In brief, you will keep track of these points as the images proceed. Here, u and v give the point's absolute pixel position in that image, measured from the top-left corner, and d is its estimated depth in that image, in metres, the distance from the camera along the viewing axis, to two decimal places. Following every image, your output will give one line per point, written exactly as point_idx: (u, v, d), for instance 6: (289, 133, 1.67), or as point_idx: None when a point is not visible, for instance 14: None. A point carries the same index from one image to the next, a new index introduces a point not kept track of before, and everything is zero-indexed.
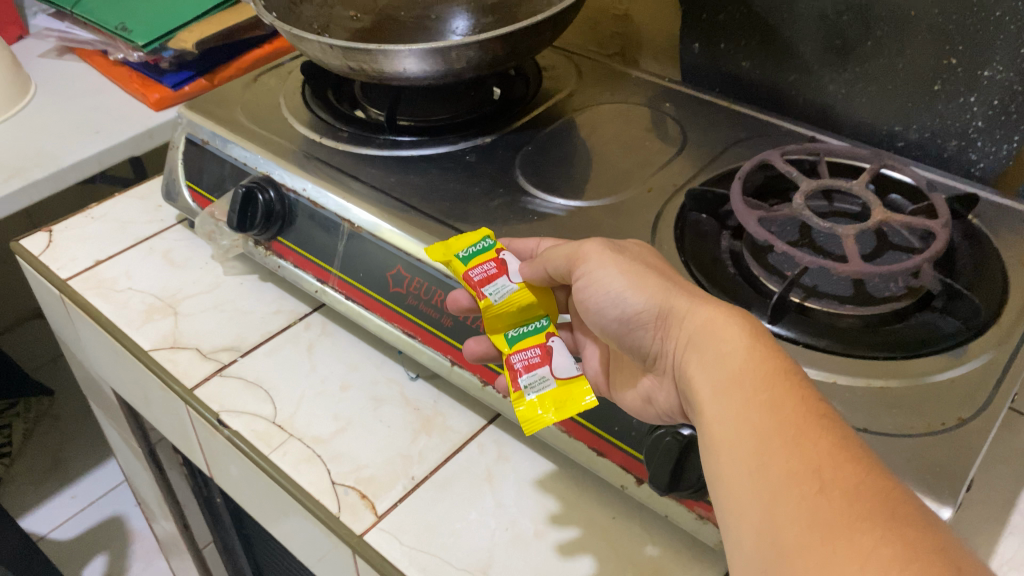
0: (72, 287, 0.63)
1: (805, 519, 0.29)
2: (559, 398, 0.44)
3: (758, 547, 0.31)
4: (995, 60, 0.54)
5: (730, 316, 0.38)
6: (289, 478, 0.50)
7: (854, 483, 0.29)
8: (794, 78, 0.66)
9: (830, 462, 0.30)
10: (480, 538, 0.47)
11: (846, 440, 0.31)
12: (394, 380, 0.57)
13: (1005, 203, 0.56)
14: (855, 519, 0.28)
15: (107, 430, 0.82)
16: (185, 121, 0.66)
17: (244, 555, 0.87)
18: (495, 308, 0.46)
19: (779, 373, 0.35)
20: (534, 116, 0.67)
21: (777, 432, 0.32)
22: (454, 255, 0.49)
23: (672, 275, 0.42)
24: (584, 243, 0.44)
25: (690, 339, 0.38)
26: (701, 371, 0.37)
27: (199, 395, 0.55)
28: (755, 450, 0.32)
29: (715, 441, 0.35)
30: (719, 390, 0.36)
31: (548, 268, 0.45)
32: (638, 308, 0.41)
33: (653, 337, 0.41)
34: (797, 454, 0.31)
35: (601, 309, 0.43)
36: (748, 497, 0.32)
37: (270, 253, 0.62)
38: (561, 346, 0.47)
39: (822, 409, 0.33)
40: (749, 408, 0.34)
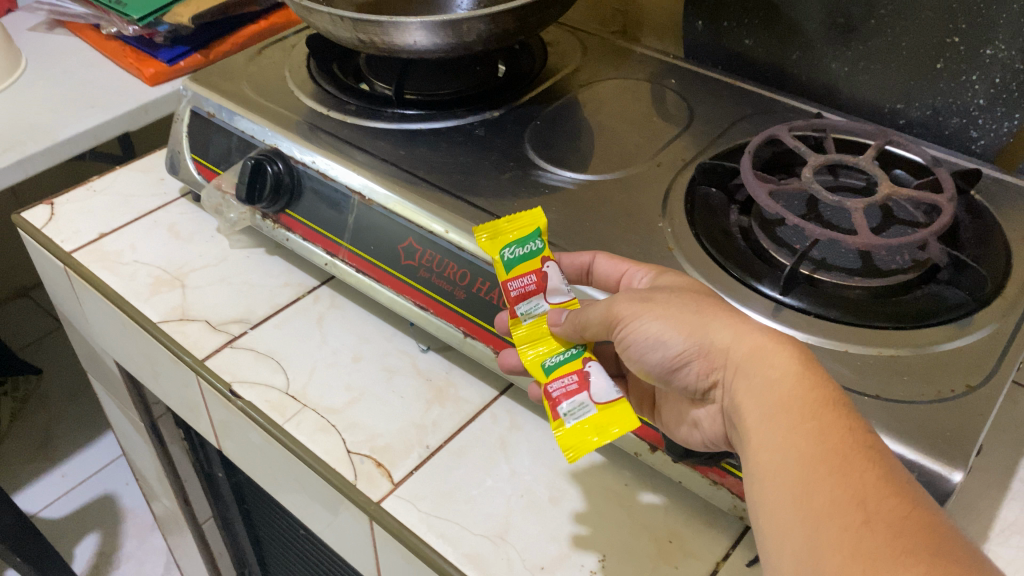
0: (77, 259, 0.63)
1: (847, 548, 0.31)
2: (601, 423, 0.44)
3: (797, 569, 0.32)
4: (998, 39, 0.55)
5: (778, 344, 0.39)
6: (304, 447, 0.50)
7: (899, 516, 0.31)
8: (798, 56, 0.66)
9: (876, 493, 0.32)
10: (497, 504, 0.48)
11: (891, 473, 0.33)
12: (405, 352, 0.57)
13: (1006, 179, 0.57)
14: (897, 551, 0.30)
15: (106, 405, 0.82)
16: (190, 94, 0.66)
17: (244, 530, 0.87)
18: (525, 329, 0.47)
19: (828, 401, 0.36)
20: (540, 91, 0.67)
21: (823, 459, 0.34)
22: (499, 252, 0.46)
23: (708, 303, 0.41)
24: (613, 299, 0.43)
25: (740, 367, 0.39)
26: (746, 395, 0.38)
27: (210, 366, 0.55)
28: (800, 476, 0.34)
29: (758, 462, 0.36)
30: (763, 413, 0.37)
31: (582, 329, 0.44)
32: (680, 349, 0.41)
33: (698, 373, 0.41)
34: (842, 483, 0.33)
35: (643, 356, 0.42)
36: (789, 520, 0.33)
37: (278, 225, 0.62)
38: (599, 369, 0.46)
39: (869, 440, 0.34)
40: (796, 434, 0.35)
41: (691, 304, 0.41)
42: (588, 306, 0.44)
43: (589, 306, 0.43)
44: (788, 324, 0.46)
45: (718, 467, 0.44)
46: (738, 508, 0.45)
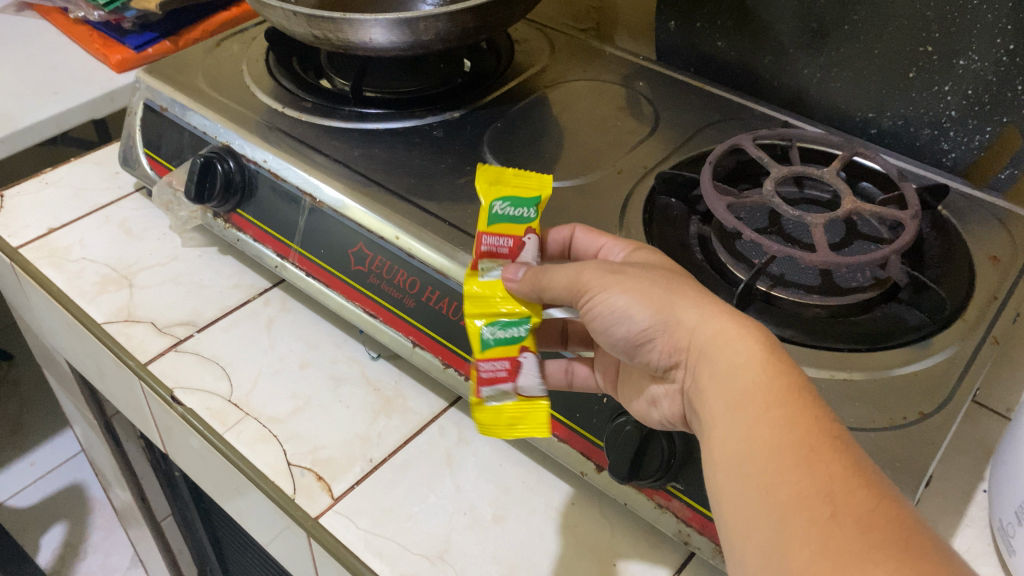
0: (23, 256, 0.61)
1: (815, 544, 0.28)
2: (517, 414, 0.43)
3: (761, 565, 0.30)
4: (971, 50, 0.54)
5: (746, 326, 0.36)
6: (243, 458, 0.49)
7: (868, 509, 0.29)
8: (770, 61, 0.65)
9: (843, 486, 0.29)
10: (438, 522, 0.47)
11: (859, 463, 0.30)
12: (355, 359, 0.56)
13: (974, 194, 0.55)
14: (867, 548, 0.27)
15: (62, 400, 0.80)
16: (144, 86, 0.64)
17: (202, 529, 0.86)
18: (479, 287, 0.42)
19: (791, 385, 0.33)
20: (505, 91, 0.65)
21: (787, 447, 0.31)
22: (489, 200, 0.42)
23: (678, 280, 0.38)
24: (582, 266, 0.39)
25: (705, 349, 0.36)
26: (709, 380, 0.35)
27: (152, 370, 0.54)
28: (763, 466, 0.31)
29: (719, 452, 0.34)
30: (724, 400, 0.34)
31: (542, 294, 0.40)
32: (645, 326, 0.37)
33: (661, 351, 0.38)
34: (808, 474, 0.30)
35: (608, 330, 0.39)
36: (753, 514, 0.31)
37: (229, 225, 0.61)
38: (535, 360, 0.42)
39: (834, 427, 0.32)
40: (759, 423, 0.32)
41: (661, 280, 0.38)
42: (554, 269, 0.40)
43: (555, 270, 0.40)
44: None
45: (663, 490, 0.43)
46: (682, 534, 0.44)
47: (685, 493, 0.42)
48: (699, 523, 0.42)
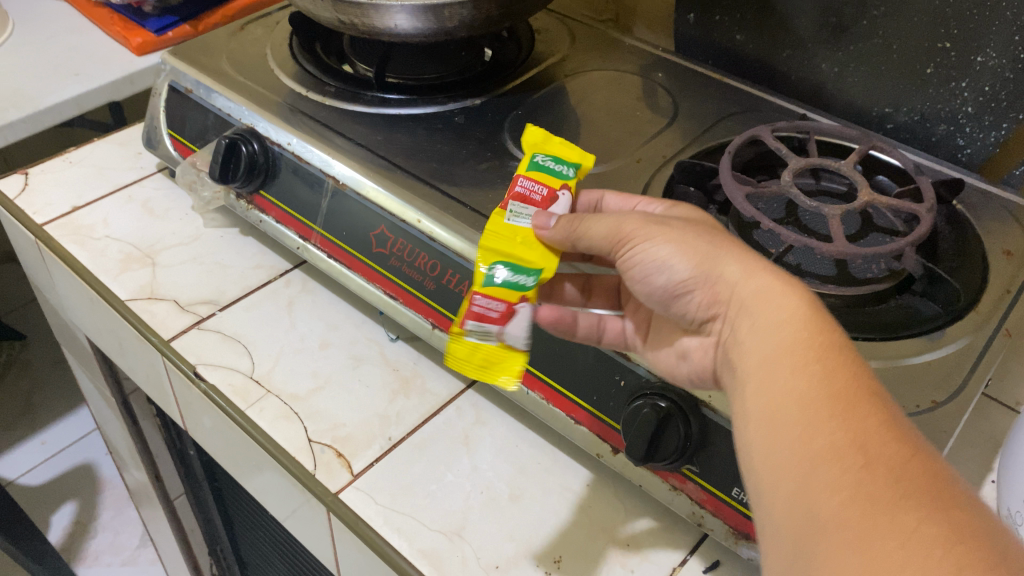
0: (48, 233, 0.62)
1: (845, 492, 0.28)
2: (491, 355, 0.45)
3: (790, 513, 0.30)
4: (989, 46, 0.54)
5: (790, 286, 0.36)
6: (264, 434, 0.50)
7: (902, 460, 0.28)
8: (788, 55, 0.65)
9: (878, 436, 0.29)
10: (455, 500, 0.47)
11: (895, 417, 0.30)
12: (374, 340, 0.57)
13: (988, 190, 0.56)
14: (898, 496, 0.27)
15: (79, 377, 0.82)
16: (168, 68, 0.65)
17: (215, 507, 0.87)
18: (501, 222, 0.45)
19: (831, 342, 0.33)
20: (525, 80, 0.66)
21: (823, 399, 0.31)
22: (531, 154, 0.47)
23: (724, 238, 0.38)
24: (623, 216, 0.40)
25: (747, 303, 0.36)
26: (750, 337, 0.36)
27: (175, 346, 0.55)
28: (797, 418, 0.31)
29: (755, 406, 0.34)
30: (763, 355, 0.34)
31: (577, 241, 0.42)
32: (685, 277, 0.38)
33: (700, 302, 0.39)
34: (841, 425, 0.30)
35: (646, 279, 0.40)
36: (783, 465, 0.31)
37: (252, 207, 0.62)
38: (529, 314, 0.44)
39: (871, 383, 0.32)
40: (796, 375, 0.32)
41: (705, 234, 0.38)
42: (595, 219, 0.41)
43: (596, 219, 0.41)
44: None
45: (679, 472, 0.44)
46: (696, 517, 0.45)
47: (701, 476, 0.43)
48: (713, 505, 0.43)
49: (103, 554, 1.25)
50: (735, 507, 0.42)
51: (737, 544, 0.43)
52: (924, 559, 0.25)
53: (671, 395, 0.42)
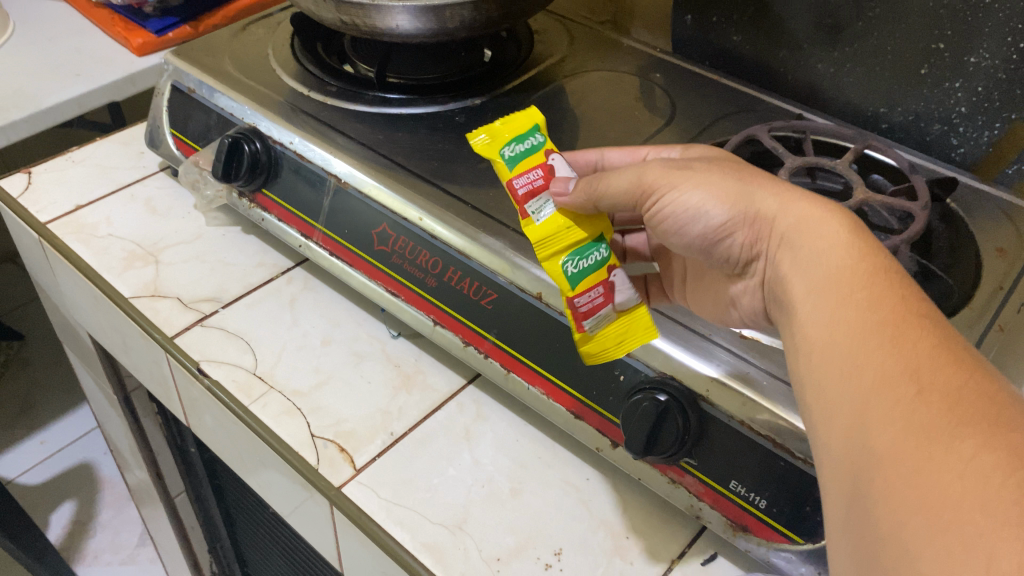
0: (52, 231, 0.63)
1: (900, 423, 0.28)
2: (617, 330, 0.45)
3: (847, 446, 0.30)
4: (982, 47, 0.55)
5: (829, 212, 0.36)
6: (268, 429, 0.50)
7: (957, 385, 0.28)
8: (784, 56, 0.66)
9: (931, 363, 0.29)
10: (457, 493, 0.48)
11: (949, 342, 0.30)
12: (376, 337, 0.58)
13: (981, 189, 0.57)
14: (954, 423, 0.27)
15: (81, 376, 0.82)
16: (171, 68, 0.66)
17: (216, 505, 0.88)
18: (538, 227, 0.45)
19: (879, 272, 0.34)
20: (524, 80, 0.66)
21: (873, 331, 0.31)
22: (499, 153, 0.46)
23: (750, 173, 0.39)
24: (643, 167, 0.41)
25: (788, 236, 0.37)
26: (796, 276, 0.36)
27: (179, 343, 0.55)
28: (849, 351, 0.32)
29: (806, 342, 0.34)
30: (812, 292, 0.35)
31: (598, 202, 0.42)
32: (723, 220, 0.39)
33: (742, 244, 0.40)
34: (893, 355, 0.30)
35: (683, 228, 0.41)
36: (839, 400, 0.31)
37: (254, 205, 0.62)
38: (622, 276, 0.45)
39: (923, 308, 0.32)
40: (845, 309, 0.33)
41: (730, 173, 0.39)
42: (613, 173, 0.42)
43: (615, 173, 0.42)
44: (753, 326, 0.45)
45: (677, 465, 0.45)
46: (694, 509, 0.45)
47: (699, 469, 0.44)
48: (711, 498, 0.44)
49: (102, 553, 1.26)
50: (732, 499, 0.43)
51: (735, 536, 0.44)
52: (983, 488, 0.25)
53: (670, 389, 0.43)
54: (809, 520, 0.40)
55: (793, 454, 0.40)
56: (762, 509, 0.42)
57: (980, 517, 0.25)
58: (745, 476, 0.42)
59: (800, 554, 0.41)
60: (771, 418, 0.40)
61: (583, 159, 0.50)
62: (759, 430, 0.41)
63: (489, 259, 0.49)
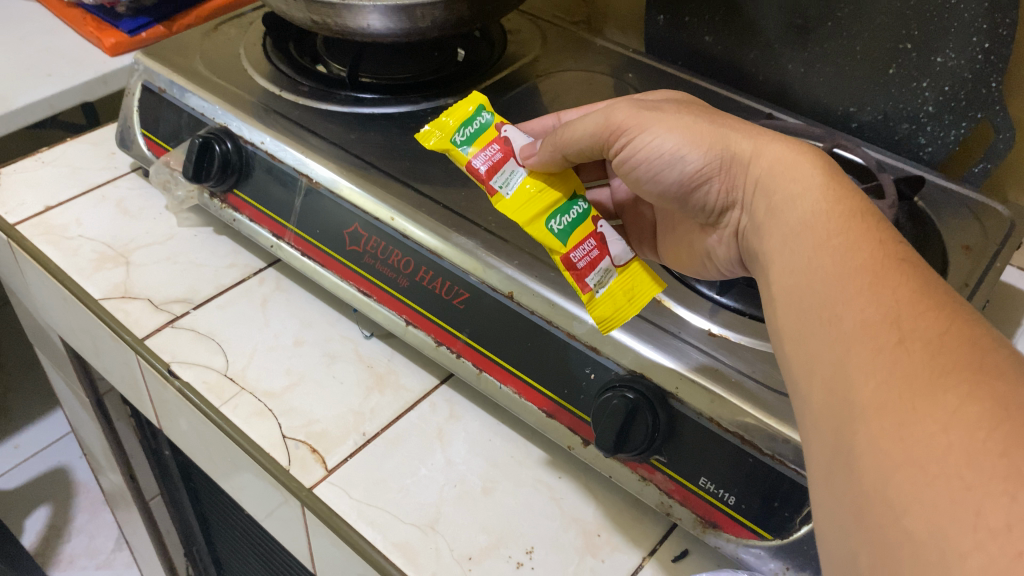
0: (21, 232, 0.62)
1: (880, 374, 0.27)
2: (625, 285, 0.46)
3: (828, 399, 0.30)
4: (948, 47, 0.56)
5: (802, 154, 0.37)
6: (239, 430, 0.50)
7: (937, 333, 0.27)
8: (756, 55, 0.67)
9: (911, 309, 0.28)
10: (429, 493, 0.48)
11: (928, 287, 0.29)
12: (349, 338, 0.57)
13: (949, 187, 0.58)
14: (936, 372, 0.26)
15: (53, 380, 0.81)
16: (142, 68, 0.65)
17: (191, 508, 0.88)
18: (511, 199, 0.47)
19: (858, 221, 0.33)
20: (497, 80, 0.67)
21: (852, 281, 0.31)
22: (452, 143, 0.49)
23: (722, 118, 0.41)
24: (612, 110, 0.43)
25: (762, 180, 0.38)
26: (778, 229, 0.36)
27: (149, 344, 0.55)
28: (830, 303, 0.31)
29: (788, 293, 0.34)
30: (792, 242, 0.35)
31: (565, 151, 0.45)
32: (698, 165, 0.40)
33: (718, 191, 0.41)
34: (873, 304, 0.29)
35: (659, 174, 0.42)
36: (819, 352, 0.31)
37: (225, 206, 0.62)
38: (611, 230, 0.47)
39: (903, 255, 0.31)
40: (823, 257, 0.32)
41: (703, 119, 0.41)
42: (580, 120, 0.44)
43: (582, 120, 0.44)
44: (722, 325, 0.46)
45: (648, 463, 0.45)
46: (665, 506, 0.46)
47: (668, 466, 0.44)
48: (680, 495, 0.44)
49: (78, 558, 1.26)
50: (701, 496, 0.43)
51: (704, 532, 0.44)
52: (967, 442, 0.24)
53: (639, 388, 0.43)
54: (777, 516, 0.41)
55: (762, 450, 0.40)
56: (731, 505, 0.42)
57: (967, 472, 0.24)
58: (714, 472, 0.43)
59: (769, 550, 0.41)
60: (741, 412, 0.41)
61: (540, 125, 0.53)
62: (728, 427, 0.41)
63: (461, 258, 0.49)
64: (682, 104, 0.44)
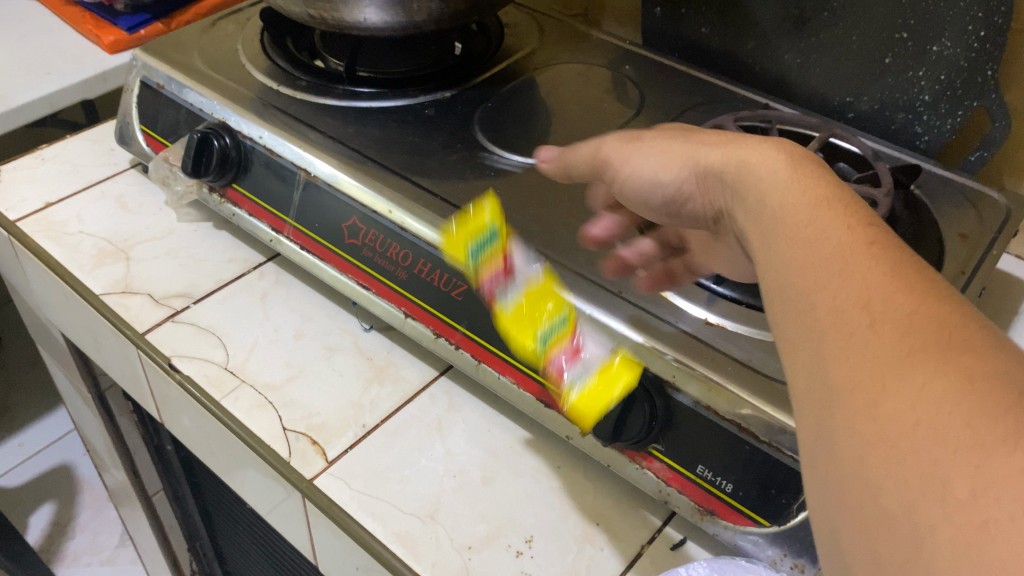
0: (21, 229, 0.63)
1: (852, 359, 0.26)
2: (535, 303, 0.47)
3: (804, 391, 0.28)
4: (944, 36, 0.56)
5: (766, 148, 0.35)
6: (239, 423, 0.51)
7: (906, 312, 0.26)
8: (752, 47, 0.67)
9: (881, 290, 0.27)
10: (429, 483, 0.48)
11: (899, 265, 0.27)
12: (347, 331, 0.58)
13: (946, 175, 0.58)
14: (906, 353, 0.24)
15: (56, 376, 0.82)
16: (140, 64, 0.65)
17: (194, 503, 0.88)
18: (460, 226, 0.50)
19: (825, 205, 0.31)
20: (494, 73, 0.67)
21: (820, 267, 0.29)
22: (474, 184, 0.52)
23: (696, 135, 0.40)
24: (596, 143, 0.44)
25: (733, 188, 0.36)
26: (751, 221, 0.34)
27: (150, 339, 0.55)
28: (801, 293, 0.29)
29: (765, 285, 0.32)
30: (766, 232, 0.33)
31: (571, 171, 0.47)
32: (676, 185, 0.40)
33: (703, 206, 0.40)
34: (842, 290, 0.27)
35: (644, 196, 0.42)
36: (793, 340, 0.29)
37: (225, 200, 0.62)
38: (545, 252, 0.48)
39: (872, 235, 0.29)
40: (791, 247, 0.30)
41: (680, 138, 0.40)
42: (575, 150, 0.46)
43: (577, 150, 0.46)
44: (720, 314, 0.46)
45: (645, 452, 0.45)
46: (663, 494, 0.46)
47: (666, 454, 0.45)
48: (678, 483, 0.45)
49: (82, 554, 1.27)
50: (699, 484, 0.44)
51: (702, 520, 0.44)
52: None
53: (638, 376, 0.43)
54: (774, 502, 0.41)
55: (758, 437, 0.41)
56: (729, 493, 0.43)
57: None
58: (712, 461, 0.43)
59: (766, 537, 0.42)
60: (738, 398, 0.41)
61: None
62: (725, 415, 0.41)
63: (459, 250, 0.50)
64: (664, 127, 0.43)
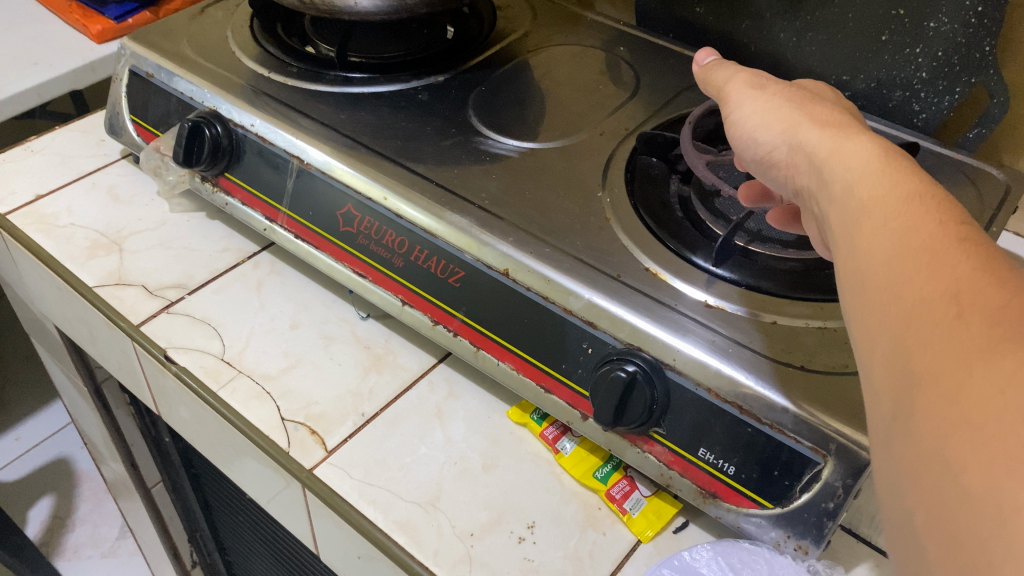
0: (12, 222, 0.62)
1: (936, 347, 0.24)
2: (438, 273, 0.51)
3: (886, 385, 0.26)
4: (941, 12, 0.55)
5: (857, 138, 0.33)
6: (237, 414, 0.50)
7: (999, 303, 0.24)
8: (747, 26, 0.66)
9: (972, 282, 0.25)
10: (430, 471, 0.48)
11: (993, 262, 0.25)
12: (345, 319, 0.57)
13: (943, 152, 0.58)
14: (994, 341, 0.23)
15: (51, 370, 0.81)
16: (129, 53, 0.65)
17: (193, 495, 0.88)
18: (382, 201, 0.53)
19: (916, 197, 0.29)
20: (487, 57, 0.66)
21: (908, 260, 0.27)
22: None
23: (817, 107, 0.36)
24: (730, 78, 0.41)
25: (820, 172, 0.33)
26: (830, 213, 0.32)
27: (145, 331, 0.55)
28: (887, 286, 0.27)
29: (844, 279, 0.30)
30: (845, 224, 0.31)
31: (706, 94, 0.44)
32: (772, 147, 0.37)
33: (789, 182, 0.36)
34: (931, 282, 0.26)
35: (739, 151, 0.39)
36: (875, 335, 0.27)
37: (217, 190, 0.62)
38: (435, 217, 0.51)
39: (965, 232, 0.27)
40: (878, 238, 0.29)
41: (795, 102, 0.37)
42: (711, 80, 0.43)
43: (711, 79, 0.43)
44: (720, 296, 0.45)
45: (647, 435, 0.45)
46: (665, 478, 0.45)
47: (667, 438, 0.44)
48: (680, 466, 0.44)
49: (82, 547, 1.27)
50: (702, 467, 0.43)
51: (705, 503, 0.44)
52: None
53: (639, 360, 0.43)
54: (777, 484, 0.41)
55: (760, 419, 0.41)
56: (732, 475, 0.42)
57: None
58: (714, 443, 0.42)
59: (770, 519, 0.41)
60: (739, 380, 0.41)
61: None
62: (727, 397, 0.41)
63: (456, 237, 0.49)
64: (808, 86, 0.40)
